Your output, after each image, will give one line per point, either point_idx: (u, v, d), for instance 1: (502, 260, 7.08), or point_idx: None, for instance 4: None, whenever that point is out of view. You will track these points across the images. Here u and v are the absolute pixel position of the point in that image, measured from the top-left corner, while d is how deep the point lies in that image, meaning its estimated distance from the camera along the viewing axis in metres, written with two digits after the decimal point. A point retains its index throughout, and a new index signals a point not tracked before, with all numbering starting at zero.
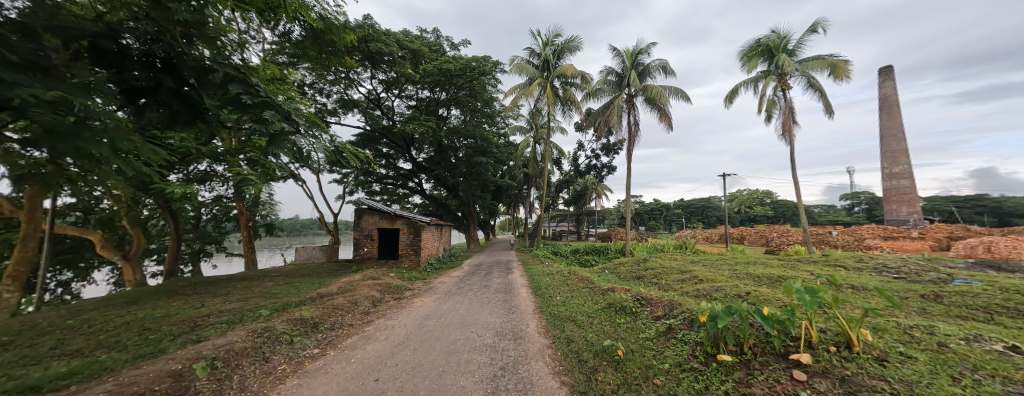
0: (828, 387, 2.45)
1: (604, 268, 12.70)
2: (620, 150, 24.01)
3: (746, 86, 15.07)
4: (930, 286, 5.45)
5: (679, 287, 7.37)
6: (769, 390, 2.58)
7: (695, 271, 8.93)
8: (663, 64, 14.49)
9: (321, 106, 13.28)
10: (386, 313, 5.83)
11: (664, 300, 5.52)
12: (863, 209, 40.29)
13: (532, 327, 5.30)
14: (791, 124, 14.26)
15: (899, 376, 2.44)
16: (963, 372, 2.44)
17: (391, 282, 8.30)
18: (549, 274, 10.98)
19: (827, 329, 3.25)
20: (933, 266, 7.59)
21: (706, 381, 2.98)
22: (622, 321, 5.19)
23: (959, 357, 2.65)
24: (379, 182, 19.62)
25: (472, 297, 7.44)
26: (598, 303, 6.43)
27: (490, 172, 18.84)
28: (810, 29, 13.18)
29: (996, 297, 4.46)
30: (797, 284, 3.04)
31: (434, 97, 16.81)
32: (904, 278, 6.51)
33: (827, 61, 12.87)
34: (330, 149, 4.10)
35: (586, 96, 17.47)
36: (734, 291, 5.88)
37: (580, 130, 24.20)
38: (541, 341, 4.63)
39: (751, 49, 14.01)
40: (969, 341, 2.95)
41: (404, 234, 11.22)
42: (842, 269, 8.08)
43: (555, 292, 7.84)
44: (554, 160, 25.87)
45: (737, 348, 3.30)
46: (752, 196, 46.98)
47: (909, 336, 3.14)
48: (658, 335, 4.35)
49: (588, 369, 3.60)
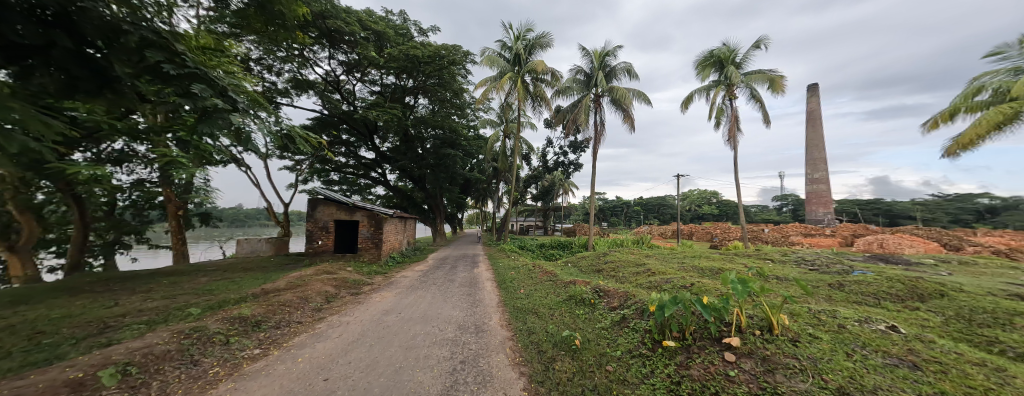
0: (751, 366, 2.77)
1: (567, 262, 13.14)
2: (587, 148, 24.80)
3: (700, 94, 16.23)
4: (836, 276, 6.36)
5: (634, 279, 7.87)
6: (706, 372, 2.83)
7: (648, 264, 9.55)
8: (628, 67, 15.13)
9: (269, 85, 12.05)
10: (341, 309, 5.53)
11: (619, 292, 5.84)
12: (789, 209, 45.80)
13: (494, 320, 5.34)
14: (737, 132, 15.69)
15: (807, 354, 2.81)
16: (855, 349, 2.88)
17: (348, 277, 7.87)
18: (515, 267, 11.11)
19: (754, 315, 3.66)
20: (838, 259, 8.87)
21: (652, 365, 3.22)
22: (580, 312, 5.43)
23: (853, 336, 3.13)
24: (338, 171, 18.50)
25: (435, 291, 7.32)
26: (560, 295, 6.64)
27: (459, 165, 18.68)
28: (755, 45, 14.48)
29: (882, 284, 5.31)
30: (732, 275, 3.38)
31: (400, 84, 16.05)
32: (818, 269, 7.53)
33: (768, 75, 14.25)
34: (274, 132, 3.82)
35: (555, 93, 17.78)
36: (680, 283, 6.38)
37: (549, 126, 24.62)
38: (503, 333, 4.70)
39: (704, 59, 15.21)
40: (861, 322, 3.48)
41: (364, 227, 10.69)
42: (770, 262, 9.16)
43: (519, 285, 7.98)
44: (523, 155, 26.06)
45: (680, 334, 3.58)
46: (701, 196, 51.43)
47: (818, 319, 3.63)
48: (612, 324, 4.60)
49: (546, 359, 3.72)
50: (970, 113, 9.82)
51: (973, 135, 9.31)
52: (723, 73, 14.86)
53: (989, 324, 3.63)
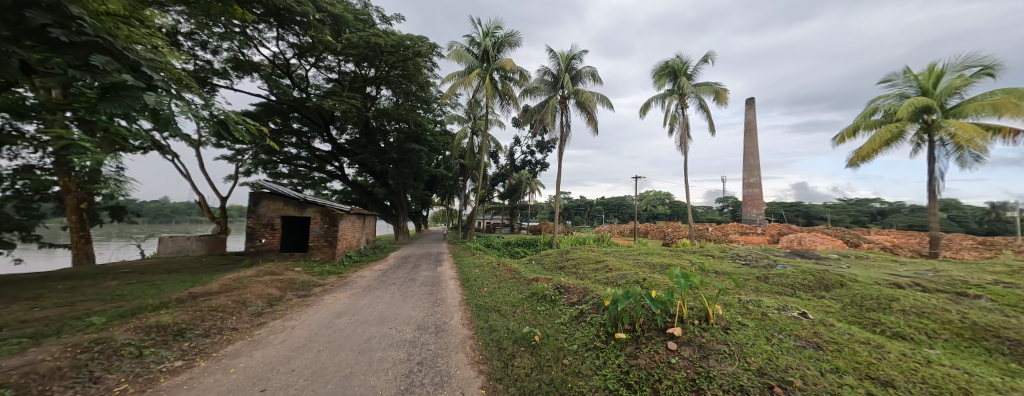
0: (689, 353, 3.02)
1: (531, 259, 13.39)
2: (553, 148, 25.35)
3: (656, 101, 17.33)
4: (763, 270, 7.19)
5: (593, 275, 8.23)
6: (652, 360, 3.03)
7: (607, 261, 10.05)
8: (593, 72, 15.70)
9: (203, 64, 10.67)
10: (287, 312, 5.08)
11: (579, 288, 6.05)
12: (730, 210, 50.89)
13: (455, 319, 5.26)
14: (687, 138, 17.02)
15: (735, 339, 3.14)
16: (774, 333, 3.28)
17: (296, 278, 7.28)
18: (479, 265, 11.06)
19: (694, 306, 4.00)
20: (765, 254, 10.06)
21: (605, 357, 3.39)
22: (542, 308, 5.55)
23: (774, 322, 3.55)
24: (288, 163, 17.02)
25: (394, 291, 7.05)
26: (523, 292, 6.73)
27: (424, 161, 18.17)
28: (704, 59, 15.78)
29: (798, 276, 6.12)
30: (676, 270, 3.66)
31: (360, 72, 15.11)
32: (749, 264, 8.48)
33: (714, 87, 15.61)
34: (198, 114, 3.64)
35: (523, 93, 17.95)
36: (633, 278, 6.80)
37: (517, 124, 24.78)
38: (464, 332, 4.64)
39: (661, 69, 16.27)
40: (781, 310, 3.96)
41: (316, 224, 9.95)
42: (711, 257, 10.11)
43: (482, 283, 7.96)
44: (491, 153, 25.95)
45: (631, 327, 3.80)
46: (656, 197, 55.24)
47: (746, 309, 4.07)
48: (571, 319, 4.76)
49: (506, 355, 3.75)
50: (868, 130, 11.61)
51: (870, 149, 11.02)
52: (677, 83, 16.01)
53: (874, 308, 4.34)
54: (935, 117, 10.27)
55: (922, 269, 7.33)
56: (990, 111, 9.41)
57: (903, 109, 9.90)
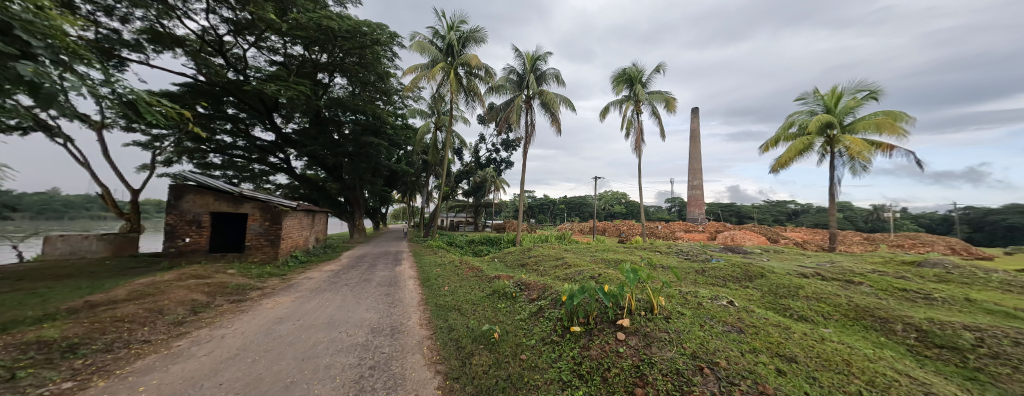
0: (635, 342, 3.24)
1: (494, 257, 13.40)
2: (518, 147, 25.58)
3: (615, 106, 18.25)
4: (702, 264, 7.97)
5: (553, 272, 8.47)
6: (602, 351, 3.19)
7: (566, 258, 10.42)
8: (557, 74, 16.09)
9: (109, 33, 9.06)
10: (216, 320, 4.51)
11: (539, 284, 6.18)
12: (677, 209, 55.55)
13: (413, 319, 5.08)
14: (641, 142, 18.18)
15: (675, 328, 3.43)
16: (707, 321, 3.64)
17: (228, 281, 6.50)
18: (440, 263, 10.84)
19: (642, 298, 4.30)
20: (704, 250, 11.18)
21: (560, 350, 3.50)
22: (502, 306, 5.59)
23: (708, 311, 3.95)
24: (221, 153, 15.14)
25: (346, 292, 6.61)
26: (484, 290, 6.72)
27: (383, 156, 17.28)
28: (657, 69, 16.94)
29: (729, 268, 6.88)
30: (627, 266, 3.88)
31: (310, 57, 13.87)
32: (691, 259, 9.34)
33: (665, 96, 16.85)
34: (93, 90, 3.26)
35: (488, 90, 17.85)
36: (589, 273, 7.14)
37: (482, 122, 24.57)
38: (421, 333, 4.51)
39: (619, 75, 17.18)
40: (715, 300, 4.42)
41: (254, 221, 8.97)
42: (659, 253, 10.96)
43: (443, 282, 7.78)
44: (455, 149, 25.45)
45: (585, 320, 3.98)
46: (614, 197, 58.43)
47: (686, 299, 4.47)
48: (530, 316, 4.85)
49: (464, 354, 3.71)
50: (787, 141, 13.33)
51: (788, 158, 12.67)
52: (633, 90, 17.01)
53: (786, 295, 5.03)
54: (836, 132, 12.04)
55: (822, 261, 8.69)
56: (875, 129, 11.30)
57: (814, 124, 11.55)
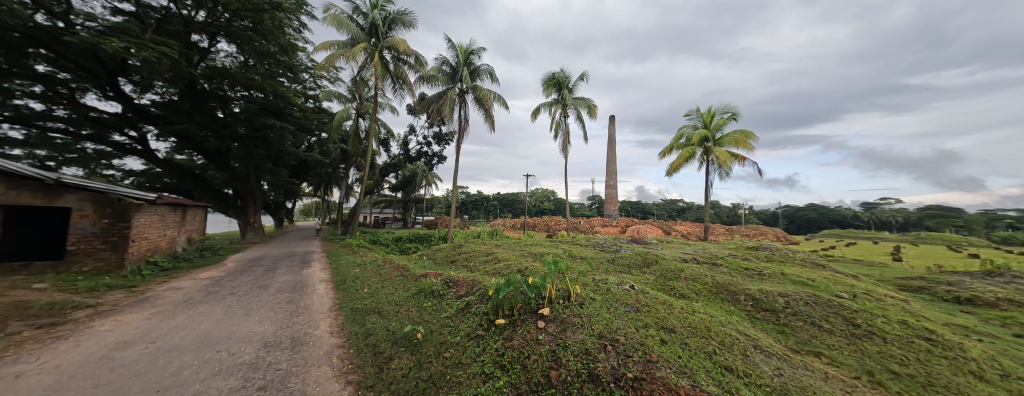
0: (553, 328, 3.48)
1: (422, 255, 12.84)
2: (451, 142, 24.88)
3: (544, 108, 19.19)
4: (613, 254, 9.02)
5: (483, 267, 8.53)
6: (524, 340, 3.34)
7: (496, 253, 10.61)
8: (490, 70, 16.10)
9: None
10: (8, 354, 3.24)
11: (467, 280, 6.11)
12: (596, 206, 61.78)
13: (322, 327, 4.52)
14: (568, 144, 19.55)
15: (588, 312, 3.80)
16: (613, 303, 4.13)
17: (37, 299, 4.74)
18: (360, 263, 9.87)
19: (561, 288, 4.64)
20: (616, 242, 12.71)
21: (484, 344, 3.54)
22: (428, 305, 5.36)
23: (615, 295, 4.49)
24: (26, 123, 10.85)
25: (232, 303, 5.49)
26: (409, 289, 6.36)
27: (287, 142, 14.80)
28: (581, 77, 18.40)
29: (633, 257, 7.95)
30: (549, 258, 4.12)
31: (179, 10, 10.91)
32: (605, 250, 10.50)
33: (588, 103, 18.42)
34: None
35: (418, 79, 16.86)
36: (517, 267, 7.40)
37: (411, 112, 23.10)
38: (332, 341, 4.03)
39: (549, 79, 18.13)
40: (620, 285, 5.06)
41: (83, 218, 6.75)
42: (580, 245, 12.02)
43: (363, 284, 7.10)
44: (380, 140, 23.38)
45: (509, 312, 4.09)
46: (543, 194, 61.88)
47: (598, 286, 5.00)
48: (456, 312, 4.77)
49: (382, 360, 3.45)
50: (678, 150, 15.98)
51: (679, 164, 15.19)
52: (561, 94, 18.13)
53: (672, 277, 6.03)
54: (712, 145, 14.89)
55: (698, 248, 10.76)
56: (737, 144, 14.36)
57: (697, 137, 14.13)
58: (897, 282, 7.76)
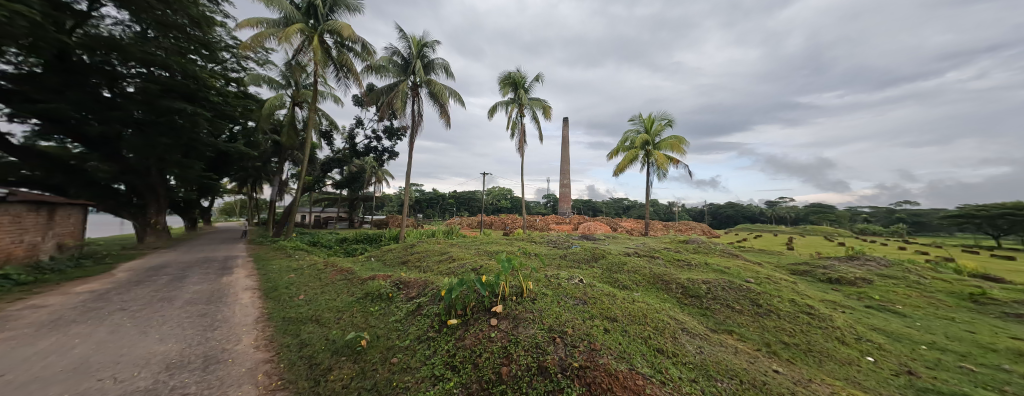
0: (505, 325, 3.51)
1: (370, 256, 12.03)
2: (403, 137, 23.65)
3: (501, 107, 19.23)
4: (565, 250, 9.39)
5: (436, 267, 8.28)
6: (476, 339, 3.31)
7: (450, 252, 10.36)
8: (446, 65, 15.63)
9: None
10: None
11: (419, 281, 5.86)
12: (551, 205, 63.92)
13: (246, 341, 3.99)
14: (524, 144, 19.86)
15: (539, 307, 3.90)
16: (562, 297, 4.30)
17: None
18: (295, 268, 8.90)
19: (514, 285, 4.70)
20: (568, 239, 13.29)
21: (434, 346, 3.43)
22: (375, 309, 5.03)
23: (565, 289, 4.69)
24: None
25: (123, 320, 4.55)
26: (354, 294, 5.91)
27: (202, 130, 12.71)
28: (537, 79, 18.80)
29: (583, 252, 8.37)
30: (503, 256, 4.13)
31: None
32: (558, 246, 10.93)
33: (543, 104, 18.88)
34: None
35: (366, 68, 15.70)
36: (471, 266, 7.31)
37: (358, 103, 21.45)
38: (257, 357, 3.57)
39: (505, 78, 18.21)
40: (570, 279, 5.31)
41: None
42: (535, 243, 12.33)
43: (299, 290, 6.42)
44: (321, 132, 21.30)
45: (462, 312, 4.03)
46: (500, 192, 62.16)
47: (549, 281, 5.17)
48: (406, 315, 4.55)
49: (319, 371, 3.16)
50: (624, 152, 17.20)
51: (625, 165, 16.37)
52: (517, 93, 18.33)
53: (617, 270, 6.49)
54: (653, 149, 16.31)
55: (640, 243, 11.74)
56: (673, 148, 15.92)
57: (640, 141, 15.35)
58: (790, 267, 9.35)
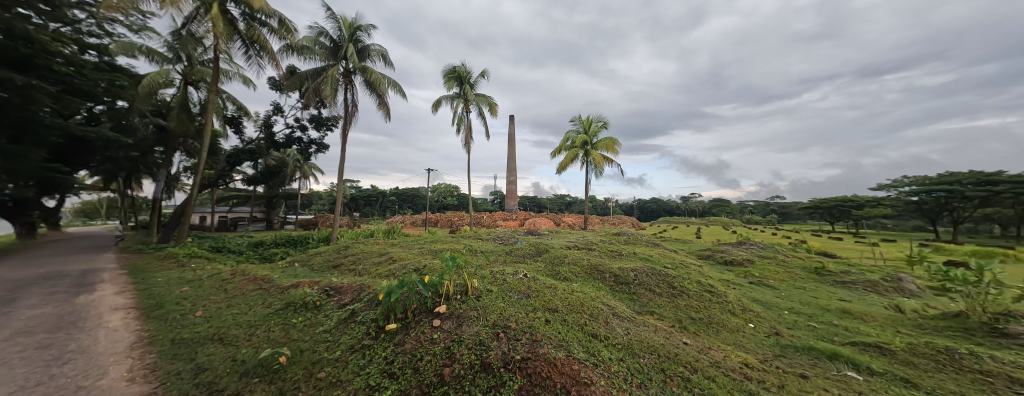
0: (448, 324, 3.43)
1: (293, 261, 10.61)
2: (333, 128, 21.33)
3: (445, 101, 18.62)
4: (510, 246, 9.50)
5: (373, 270, 7.66)
6: (417, 342, 3.17)
7: (391, 252, 9.72)
8: (383, 53, 14.51)
9: None
10: None
11: (353, 286, 5.39)
12: (498, 201, 64.39)
13: (117, 374, 3.20)
14: (470, 140, 19.57)
15: (483, 304, 3.89)
16: (507, 293, 4.37)
17: None
18: (191, 279, 7.39)
19: (458, 283, 4.62)
20: (513, 235, 13.54)
21: (370, 355, 3.18)
22: (299, 320, 4.47)
23: (509, 284, 4.78)
24: None
25: None
26: (272, 305, 5.18)
27: (42, 107, 9.71)
28: (482, 75, 18.64)
29: (528, 248, 8.60)
30: (447, 255, 4.01)
31: None
32: (502, 242, 11.33)
33: (489, 100, 18.83)
34: None
35: (285, 48, 13.72)
36: (414, 266, 6.96)
37: (275, 87, 18.67)
38: (133, 391, 2.89)
39: (449, 72, 17.71)
40: (514, 274, 5.42)
41: None
42: (482, 240, 12.27)
43: (198, 305, 5.38)
44: (226, 118, 18.03)
45: (402, 315, 3.83)
46: (447, 189, 60.37)
47: (494, 278, 5.21)
48: (337, 324, 4.14)
49: None
50: (566, 151, 18.11)
51: (566, 163, 17.25)
52: (462, 88, 17.96)
53: (558, 263, 6.85)
54: (591, 149, 17.50)
55: (580, 237, 12.53)
56: (608, 149, 17.32)
57: None
58: (699, 253, 10.94)
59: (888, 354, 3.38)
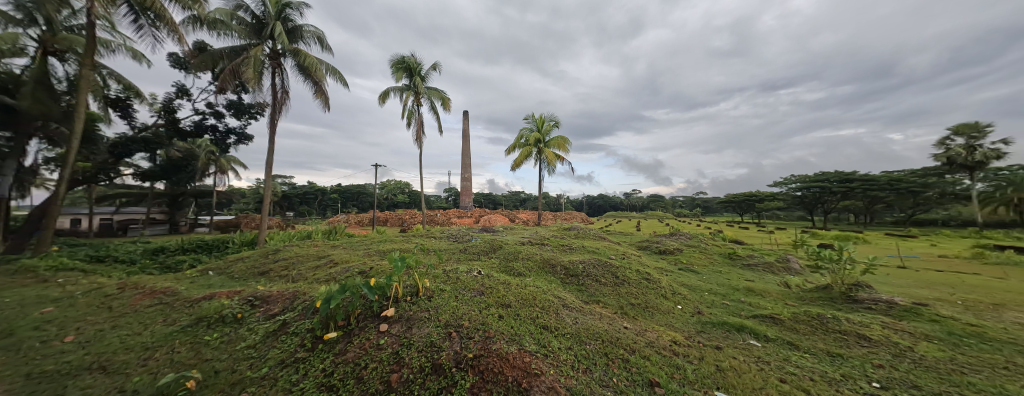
0: (396, 328, 3.26)
1: (208, 269, 9.12)
2: (258, 116, 18.72)
3: (394, 92, 17.53)
4: (463, 244, 9.36)
5: (310, 275, 6.95)
6: (360, 349, 2.96)
7: (332, 255, 8.90)
8: (319, 35, 13.09)
9: None
10: None
11: (285, 294, 4.82)
12: (452, 199, 62.99)
13: None
14: (421, 134, 18.73)
15: (434, 304, 3.77)
16: (459, 291, 4.30)
17: None
18: (58, 298, 5.90)
19: (407, 284, 4.41)
20: (467, 232, 13.38)
21: (304, 369, 2.87)
22: (215, 336, 3.87)
23: (462, 283, 4.71)
24: None
25: None
26: (178, 321, 4.38)
27: None
28: (434, 67, 17.93)
29: (482, 245, 8.54)
30: (395, 255, 3.80)
31: None
32: (456, 240, 10.99)
33: (441, 94, 18.20)
34: None
35: (191, 21, 11.58)
36: (359, 269, 6.47)
37: (179, 65, 15.71)
38: None
39: (398, 62, 16.71)
40: (468, 272, 5.36)
41: None
42: (434, 238, 11.88)
43: (70, 329, 4.32)
44: (108, 99, 14.68)
45: (344, 322, 3.54)
46: (397, 186, 57.21)
47: (446, 277, 5.08)
48: (264, 337, 3.67)
49: None
50: (519, 148, 18.35)
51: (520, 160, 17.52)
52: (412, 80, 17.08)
53: (512, 259, 6.94)
54: (543, 147, 17.99)
55: (533, 232, 12.87)
56: (559, 147, 17.99)
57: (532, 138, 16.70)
58: (639, 244, 11.99)
59: (779, 323, 4.09)
